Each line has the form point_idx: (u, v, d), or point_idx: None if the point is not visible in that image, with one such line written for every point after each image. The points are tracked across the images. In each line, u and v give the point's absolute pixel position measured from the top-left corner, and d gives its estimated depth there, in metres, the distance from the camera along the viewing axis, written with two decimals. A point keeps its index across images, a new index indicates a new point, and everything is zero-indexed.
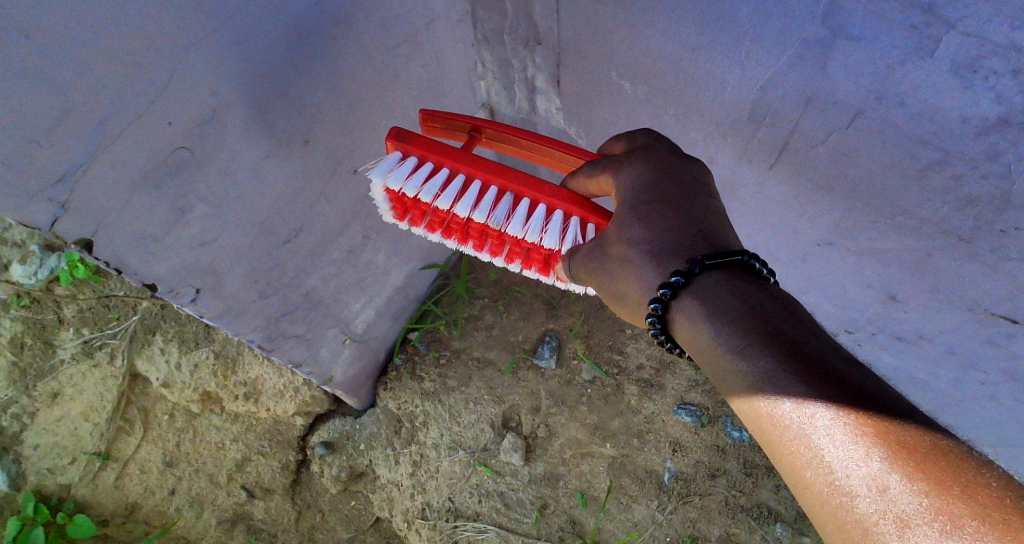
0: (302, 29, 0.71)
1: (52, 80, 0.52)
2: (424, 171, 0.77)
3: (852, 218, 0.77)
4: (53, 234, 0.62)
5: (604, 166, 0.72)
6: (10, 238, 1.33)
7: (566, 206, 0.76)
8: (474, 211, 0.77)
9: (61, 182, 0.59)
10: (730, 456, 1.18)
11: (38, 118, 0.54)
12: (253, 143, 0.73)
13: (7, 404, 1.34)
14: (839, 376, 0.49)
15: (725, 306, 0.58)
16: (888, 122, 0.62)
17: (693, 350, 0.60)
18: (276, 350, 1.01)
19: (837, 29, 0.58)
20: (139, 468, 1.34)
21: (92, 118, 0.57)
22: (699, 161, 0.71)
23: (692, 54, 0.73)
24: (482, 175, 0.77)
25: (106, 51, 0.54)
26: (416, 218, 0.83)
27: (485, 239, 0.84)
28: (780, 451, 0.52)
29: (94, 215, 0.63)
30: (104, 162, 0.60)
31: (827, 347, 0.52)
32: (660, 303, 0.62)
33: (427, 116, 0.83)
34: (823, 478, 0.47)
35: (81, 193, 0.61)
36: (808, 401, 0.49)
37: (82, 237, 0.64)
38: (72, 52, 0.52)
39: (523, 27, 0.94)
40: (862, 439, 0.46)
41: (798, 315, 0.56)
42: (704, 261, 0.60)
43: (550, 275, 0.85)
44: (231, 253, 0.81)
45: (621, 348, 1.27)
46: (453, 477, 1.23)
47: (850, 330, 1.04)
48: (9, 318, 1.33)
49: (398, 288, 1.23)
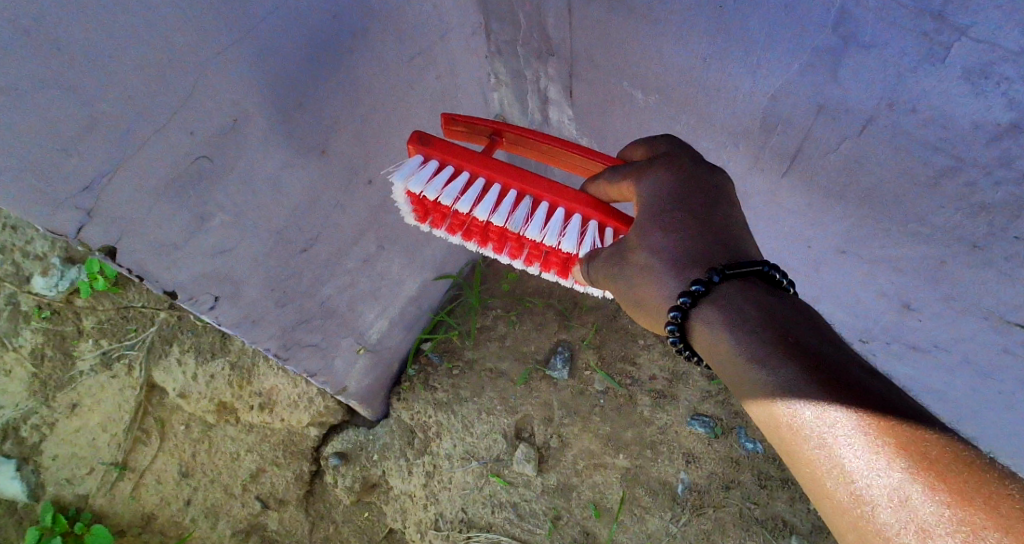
0: (320, 40, 0.72)
1: (80, 91, 0.54)
2: (445, 174, 0.78)
3: (866, 226, 0.77)
4: (79, 241, 0.64)
5: (626, 172, 0.72)
6: (33, 251, 1.36)
7: (584, 209, 0.77)
8: (494, 214, 0.78)
9: (86, 192, 0.60)
10: (745, 468, 1.17)
11: (67, 128, 0.55)
12: (272, 152, 0.75)
13: (28, 414, 1.37)
14: (860, 386, 0.50)
15: (746, 316, 0.58)
16: (899, 128, 0.62)
17: (712, 358, 0.60)
18: (292, 359, 1.02)
19: (848, 36, 0.59)
20: (155, 479, 1.35)
21: (117, 127, 0.58)
22: (722, 170, 0.70)
23: (704, 63, 0.74)
24: (502, 179, 0.78)
25: (132, 62, 0.56)
26: (437, 220, 0.84)
27: (504, 241, 0.84)
28: (800, 460, 0.52)
29: (118, 221, 0.65)
30: (128, 171, 0.62)
31: (849, 359, 0.53)
32: (680, 311, 0.62)
33: (450, 120, 0.83)
34: (843, 487, 0.47)
35: (106, 201, 0.62)
36: (829, 410, 0.49)
37: (107, 244, 0.66)
38: (99, 63, 0.54)
39: (536, 38, 0.96)
40: (883, 449, 0.46)
41: (819, 326, 0.56)
42: (726, 271, 0.60)
43: (568, 279, 0.85)
44: (249, 263, 0.82)
45: (634, 358, 1.26)
46: (466, 488, 1.23)
47: (865, 340, 1.04)
48: (30, 330, 1.37)
49: (412, 298, 1.24)
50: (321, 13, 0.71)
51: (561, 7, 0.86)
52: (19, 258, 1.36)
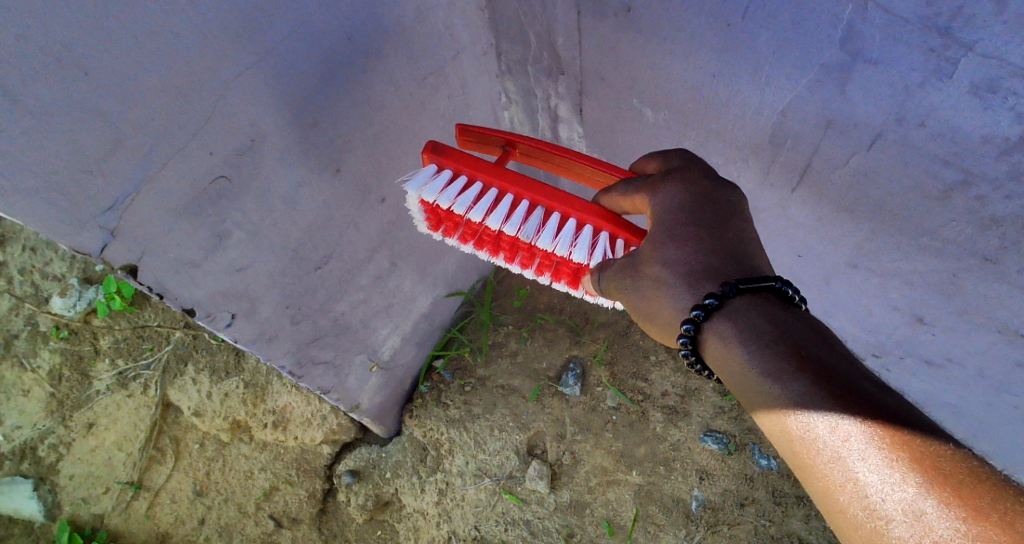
0: (335, 61, 0.73)
1: (107, 115, 0.55)
2: (458, 184, 0.79)
3: (877, 240, 0.78)
4: (101, 260, 0.64)
5: (640, 186, 0.73)
6: (52, 272, 1.40)
7: (596, 220, 0.77)
8: (506, 224, 0.78)
9: (110, 210, 0.61)
10: (759, 485, 1.17)
11: (93, 151, 0.56)
12: (288, 170, 0.76)
13: (46, 434, 1.38)
14: (873, 400, 0.50)
15: (759, 330, 0.58)
16: (908, 142, 0.62)
17: (725, 372, 0.61)
18: (306, 377, 1.02)
19: (855, 53, 0.59)
20: (170, 497, 1.35)
21: (140, 150, 0.59)
22: (734, 185, 0.71)
23: (713, 79, 0.75)
24: (514, 189, 0.79)
25: (157, 87, 0.57)
26: (449, 229, 0.85)
27: (515, 251, 0.85)
28: (812, 474, 0.52)
29: (140, 240, 0.66)
30: (151, 191, 0.63)
31: (861, 374, 0.53)
32: (693, 324, 0.62)
33: (464, 130, 0.83)
34: (857, 501, 0.48)
35: (128, 220, 0.63)
36: (842, 423, 0.49)
37: (129, 262, 0.66)
38: (125, 88, 0.55)
39: (546, 57, 0.98)
40: (897, 463, 0.46)
41: (832, 343, 0.57)
42: (739, 285, 0.61)
43: (578, 288, 0.86)
44: (265, 280, 0.84)
45: (646, 375, 1.26)
46: (479, 505, 1.22)
47: (877, 354, 1.04)
48: (48, 350, 1.39)
49: (424, 315, 1.25)
50: (337, 35, 0.72)
51: (571, 27, 0.87)
52: (38, 280, 1.40)
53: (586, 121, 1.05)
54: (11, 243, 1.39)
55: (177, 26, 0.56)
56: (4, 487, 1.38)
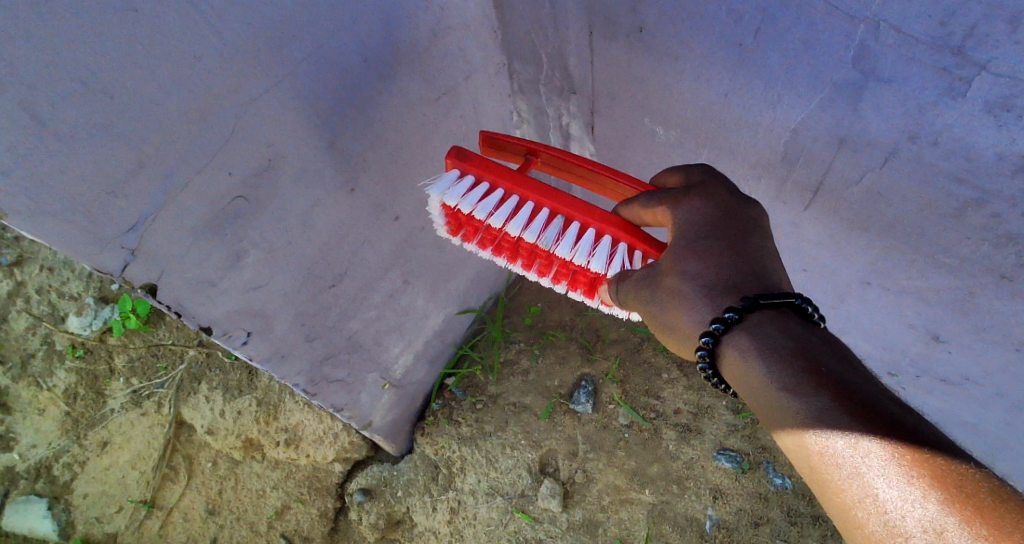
0: (352, 83, 0.74)
1: (130, 137, 0.54)
2: (480, 190, 0.79)
3: (891, 258, 0.78)
4: (122, 279, 0.63)
5: (661, 200, 0.73)
6: (68, 292, 1.41)
7: (615, 231, 0.78)
8: (525, 230, 0.79)
9: (131, 231, 0.60)
10: (773, 505, 1.16)
11: (115, 172, 0.55)
12: (304, 192, 0.76)
13: (60, 452, 1.39)
14: (893, 418, 0.50)
15: (778, 346, 0.58)
16: (922, 160, 0.62)
17: (741, 386, 0.61)
18: (319, 395, 1.03)
19: (868, 72, 0.59)
20: (182, 516, 1.35)
21: (162, 170, 0.58)
22: (756, 202, 0.71)
23: (725, 98, 0.75)
24: (535, 197, 0.79)
25: (179, 108, 0.56)
26: (469, 233, 0.86)
27: (533, 258, 0.86)
28: (830, 489, 0.52)
29: (160, 260, 0.65)
30: (172, 211, 0.62)
31: (881, 392, 0.52)
32: (711, 336, 0.62)
33: (488, 137, 0.84)
34: (876, 517, 0.48)
35: (148, 240, 0.62)
36: (863, 440, 0.49)
37: (149, 281, 0.65)
38: (148, 109, 0.54)
39: (558, 77, 0.98)
40: (917, 481, 0.46)
41: (851, 360, 0.56)
42: (759, 299, 0.61)
43: (594, 298, 0.86)
44: (280, 299, 0.84)
45: (658, 392, 1.26)
46: (491, 524, 1.22)
47: (892, 373, 1.03)
48: (63, 369, 1.40)
49: (436, 332, 1.25)
50: (354, 58, 0.72)
51: (582, 47, 0.88)
52: (55, 299, 1.41)
53: (598, 139, 1.06)
54: (28, 263, 1.41)
55: (198, 49, 0.55)
56: (18, 506, 1.38)
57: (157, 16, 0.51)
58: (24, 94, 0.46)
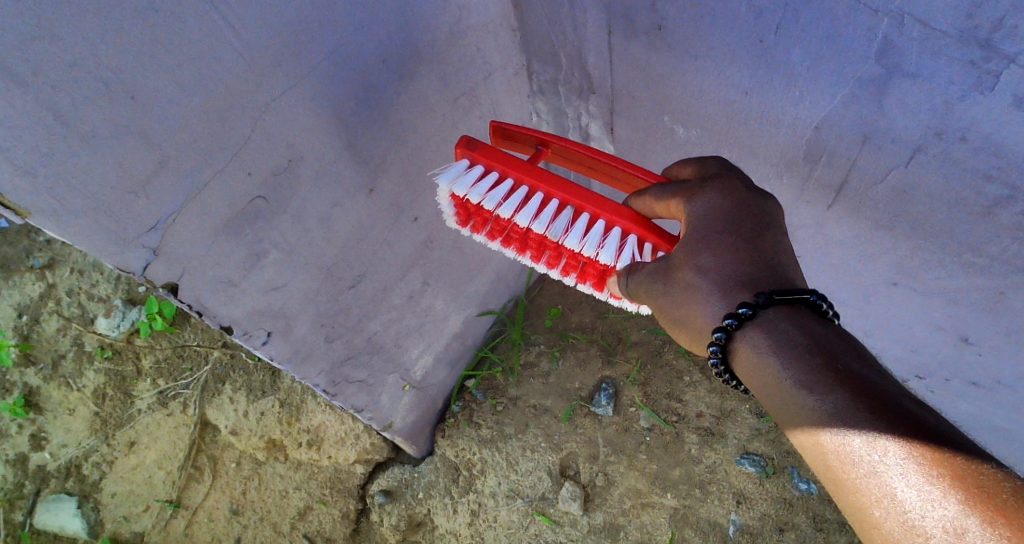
0: (373, 84, 0.74)
1: (152, 138, 0.55)
2: (489, 179, 0.79)
3: (919, 257, 0.76)
4: (144, 278, 0.64)
5: (674, 193, 0.71)
6: (98, 294, 1.44)
7: (625, 223, 0.77)
8: (534, 221, 0.78)
9: (152, 230, 0.61)
10: (799, 510, 1.15)
11: (137, 172, 0.56)
12: (325, 193, 0.77)
13: (89, 452, 1.41)
14: (912, 416, 0.49)
15: (792, 341, 0.58)
16: (950, 157, 0.61)
17: (754, 382, 0.61)
18: (340, 395, 1.03)
19: (892, 67, 0.58)
20: (207, 516, 1.36)
21: (183, 170, 0.59)
22: (772, 196, 0.70)
23: (746, 96, 0.75)
24: (544, 188, 0.79)
25: (200, 109, 0.57)
26: (478, 225, 0.85)
27: (542, 250, 0.85)
28: (847, 489, 0.51)
29: (181, 259, 0.66)
30: (193, 211, 0.63)
31: (897, 390, 0.52)
32: (724, 332, 0.62)
33: (499, 129, 0.84)
34: (894, 517, 0.47)
35: (169, 240, 0.63)
36: (879, 437, 0.48)
37: (170, 280, 0.67)
38: (169, 109, 0.55)
39: (578, 77, 0.99)
40: (937, 480, 0.45)
41: (864, 356, 0.56)
42: (774, 295, 0.60)
43: (603, 291, 0.85)
44: (301, 299, 0.84)
45: (680, 395, 1.25)
46: (511, 527, 1.21)
47: (921, 376, 1.01)
48: (93, 370, 1.42)
49: (456, 334, 1.25)
50: (374, 59, 0.73)
51: (602, 46, 0.88)
52: (85, 301, 1.45)
53: (618, 139, 1.06)
54: (60, 265, 1.46)
55: (218, 50, 0.56)
56: (49, 504, 1.42)
57: (180, 17, 0.52)
58: (47, 93, 0.47)
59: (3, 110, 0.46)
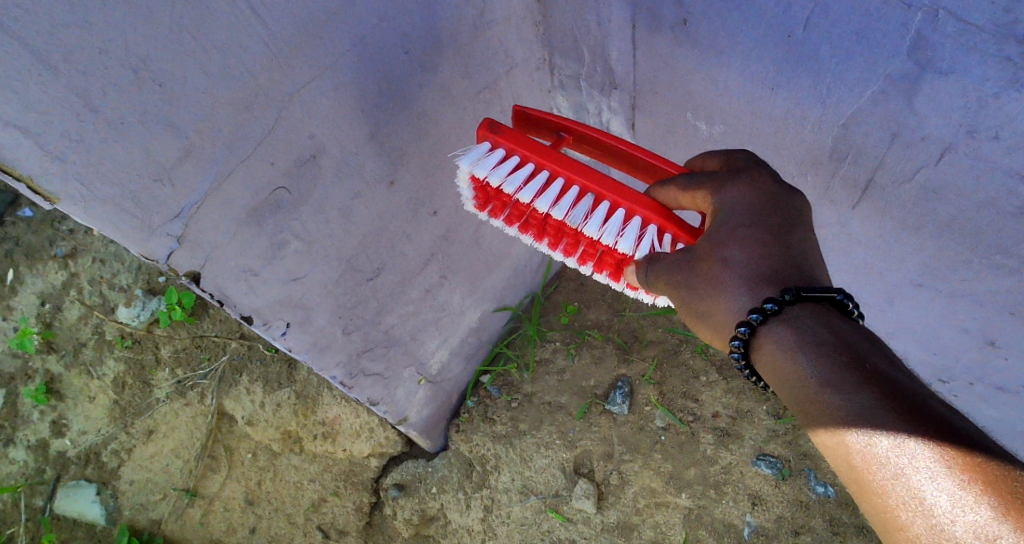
0: (396, 76, 0.74)
1: (178, 125, 0.55)
2: (510, 163, 0.78)
3: (945, 258, 0.75)
4: (168, 265, 0.65)
5: (700, 185, 0.69)
6: (119, 284, 1.45)
7: (645, 213, 0.76)
8: (553, 207, 0.78)
9: (176, 218, 0.62)
10: (815, 513, 1.15)
11: (163, 159, 0.56)
12: (347, 184, 0.77)
13: (109, 440, 1.43)
14: (942, 419, 0.48)
15: (818, 339, 0.57)
16: (980, 155, 0.60)
17: (775, 379, 0.60)
18: (356, 387, 1.04)
19: (924, 63, 0.57)
20: (223, 506, 1.38)
21: (208, 158, 0.60)
22: (801, 193, 0.68)
23: (772, 92, 0.74)
24: (566, 173, 0.78)
25: (225, 97, 0.57)
26: (496, 209, 0.85)
27: (560, 237, 0.85)
28: (872, 490, 0.50)
29: (204, 247, 0.66)
30: (216, 199, 0.63)
31: (925, 391, 0.51)
32: (748, 326, 0.61)
33: (521, 113, 0.83)
34: (921, 520, 0.46)
35: (193, 228, 0.64)
36: (908, 440, 0.47)
37: (193, 269, 0.67)
38: (195, 98, 0.55)
39: (600, 72, 0.97)
40: (969, 485, 0.44)
41: (891, 357, 0.55)
42: (801, 292, 0.60)
43: (619, 281, 0.85)
44: (320, 290, 0.84)
45: (696, 395, 1.24)
46: (524, 523, 1.23)
47: (944, 379, 0.99)
48: (113, 359, 1.43)
49: (472, 329, 1.25)
50: (398, 52, 0.72)
51: (625, 41, 0.87)
52: (106, 290, 1.45)
53: (639, 136, 1.05)
54: (82, 255, 1.46)
55: (243, 39, 0.56)
56: (70, 490, 1.44)
57: (209, 7, 0.52)
58: (78, 78, 0.47)
59: (34, 94, 0.46)
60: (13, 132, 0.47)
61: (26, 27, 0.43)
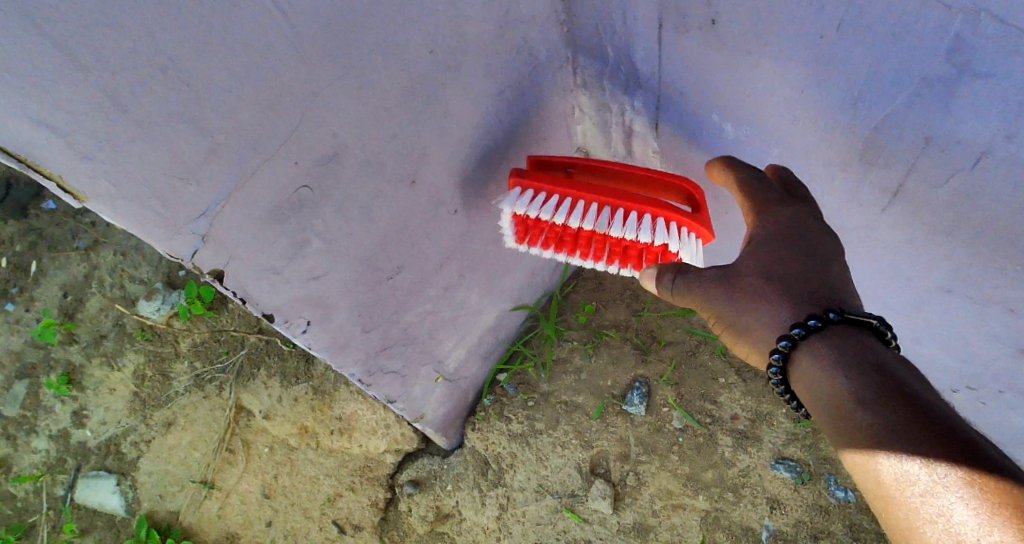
0: (418, 75, 0.72)
1: (205, 125, 0.55)
2: (541, 199, 0.81)
3: (976, 265, 0.73)
4: (192, 264, 0.65)
5: (754, 202, 0.73)
6: (140, 276, 1.42)
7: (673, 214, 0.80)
8: (595, 227, 0.79)
9: (201, 217, 0.62)
10: (835, 517, 1.16)
11: (189, 158, 0.56)
12: (367, 183, 0.76)
13: (128, 431, 1.44)
14: (972, 443, 0.49)
15: (856, 359, 0.58)
16: (1018, 161, 0.58)
17: (809, 396, 0.61)
18: (374, 385, 1.04)
19: (962, 66, 0.54)
20: (240, 499, 1.41)
21: (233, 156, 0.59)
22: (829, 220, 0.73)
23: (800, 94, 0.71)
24: (593, 196, 0.82)
25: (250, 96, 0.57)
26: (534, 241, 0.86)
27: (600, 255, 0.86)
28: (899, 505, 0.51)
29: (227, 246, 0.66)
30: (240, 198, 0.63)
31: (960, 419, 0.51)
32: (790, 342, 0.63)
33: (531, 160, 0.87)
34: (943, 534, 0.47)
35: (217, 226, 0.64)
36: (937, 460, 0.48)
37: (216, 268, 0.68)
38: (220, 97, 0.54)
39: (624, 72, 0.93)
40: (993, 504, 0.45)
41: (929, 385, 0.55)
42: (843, 314, 0.61)
43: None
44: (341, 288, 0.84)
45: (714, 397, 1.23)
46: (540, 522, 1.25)
47: (971, 387, 0.97)
48: (133, 351, 1.43)
49: (489, 328, 1.24)
50: (422, 52, 0.71)
51: (650, 40, 0.83)
52: (127, 283, 1.43)
53: (662, 135, 1.00)
54: (104, 247, 1.43)
55: (269, 37, 0.54)
56: (90, 480, 1.46)
57: (235, 7, 0.51)
58: (108, 78, 0.47)
59: (64, 94, 0.46)
60: (44, 130, 0.47)
61: (54, 27, 0.43)
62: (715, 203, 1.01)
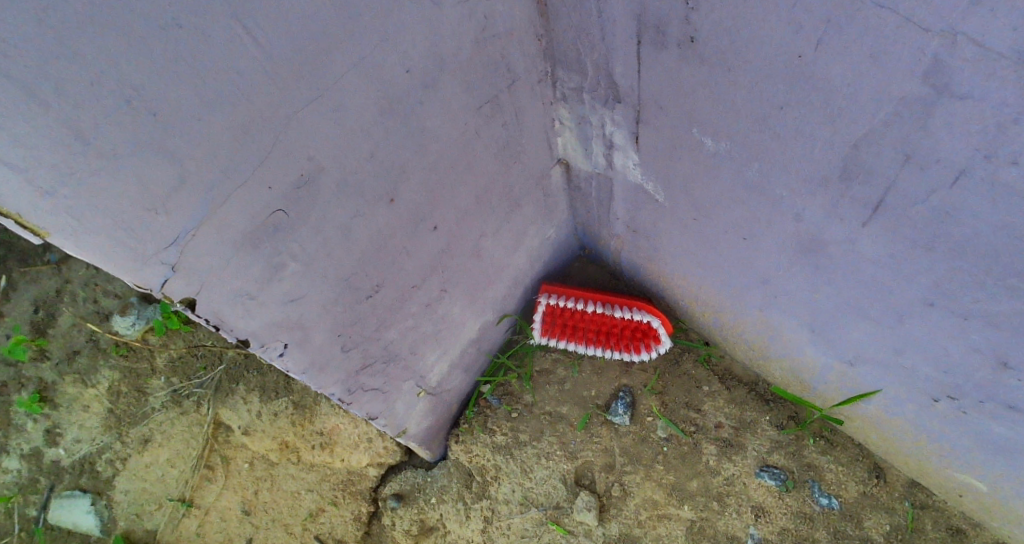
0: (394, 94, 0.70)
1: (174, 153, 0.53)
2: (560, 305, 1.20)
3: (955, 279, 0.73)
4: (162, 293, 0.64)
5: None
6: (113, 290, 1.40)
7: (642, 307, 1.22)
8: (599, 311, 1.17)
9: (171, 246, 0.61)
10: (819, 525, 1.18)
11: (159, 189, 0.55)
12: (343, 204, 0.74)
13: (104, 449, 1.41)
14: None
15: None
16: (998, 180, 0.58)
17: None
18: (355, 403, 1.03)
19: (941, 88, 0.54)
20: (219, 516, 1.39)
21: (204, 185, 0.58)
22: None
23: (782, 111, 0.69)
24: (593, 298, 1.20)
25: (222, 124, 0.55)
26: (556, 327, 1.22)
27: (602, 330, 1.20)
28: None
29: (198, 275, 0.65)
30: (212, 225, 0.62)
31: None
32: None
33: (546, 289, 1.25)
34: None
35: (188, 255, 0.63)
36: None
37: (188, 296, 0.66)
38: (190, 127, 0.53)
39: (603, 86, 0.91)
40: None
41: None
42: None
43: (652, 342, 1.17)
44: (317, 309, 0.82)
45: (699, 405, 1.27)
46: (524, 535, 1.27)
47: (952, 396, 0.91)
48: (107, 367, 1.40)
49: (472, 341, 1.22)
50: (398, 70, 0.68)
51: (630, 57, 0.81)
52: (100, 297, 1.40)
53: (643, 150, 0.98)
54: (75, 261, 1.40)
55: (239, 63, 0.53)
56: (64, 500, 1.43)
57: (203, 33, 0.49)
58: (68, 112, 0.46)
59: (22, 130, 0.45)
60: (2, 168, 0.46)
61: (10, 62, 0.41)
62: (693, 214, 1.01)
